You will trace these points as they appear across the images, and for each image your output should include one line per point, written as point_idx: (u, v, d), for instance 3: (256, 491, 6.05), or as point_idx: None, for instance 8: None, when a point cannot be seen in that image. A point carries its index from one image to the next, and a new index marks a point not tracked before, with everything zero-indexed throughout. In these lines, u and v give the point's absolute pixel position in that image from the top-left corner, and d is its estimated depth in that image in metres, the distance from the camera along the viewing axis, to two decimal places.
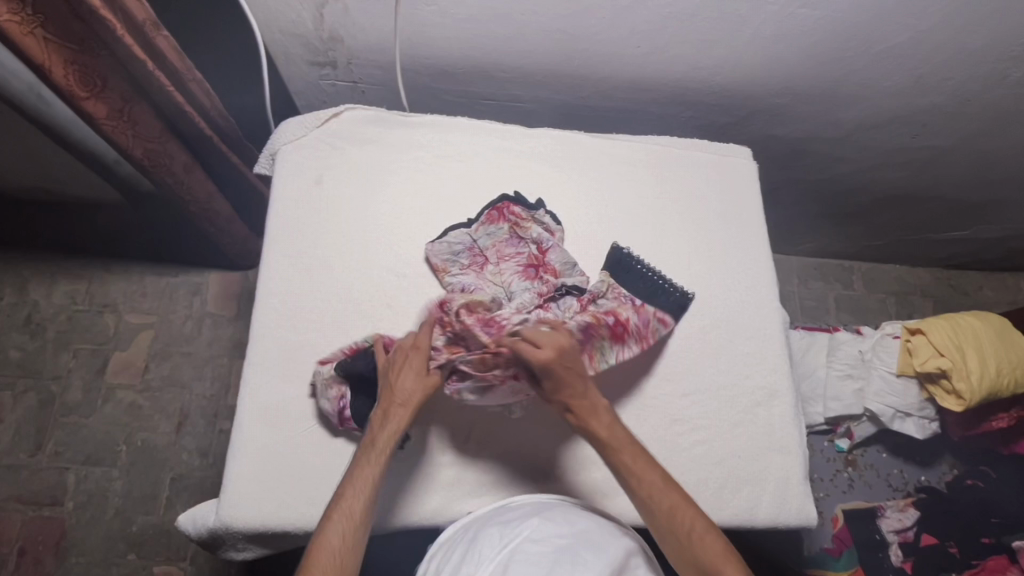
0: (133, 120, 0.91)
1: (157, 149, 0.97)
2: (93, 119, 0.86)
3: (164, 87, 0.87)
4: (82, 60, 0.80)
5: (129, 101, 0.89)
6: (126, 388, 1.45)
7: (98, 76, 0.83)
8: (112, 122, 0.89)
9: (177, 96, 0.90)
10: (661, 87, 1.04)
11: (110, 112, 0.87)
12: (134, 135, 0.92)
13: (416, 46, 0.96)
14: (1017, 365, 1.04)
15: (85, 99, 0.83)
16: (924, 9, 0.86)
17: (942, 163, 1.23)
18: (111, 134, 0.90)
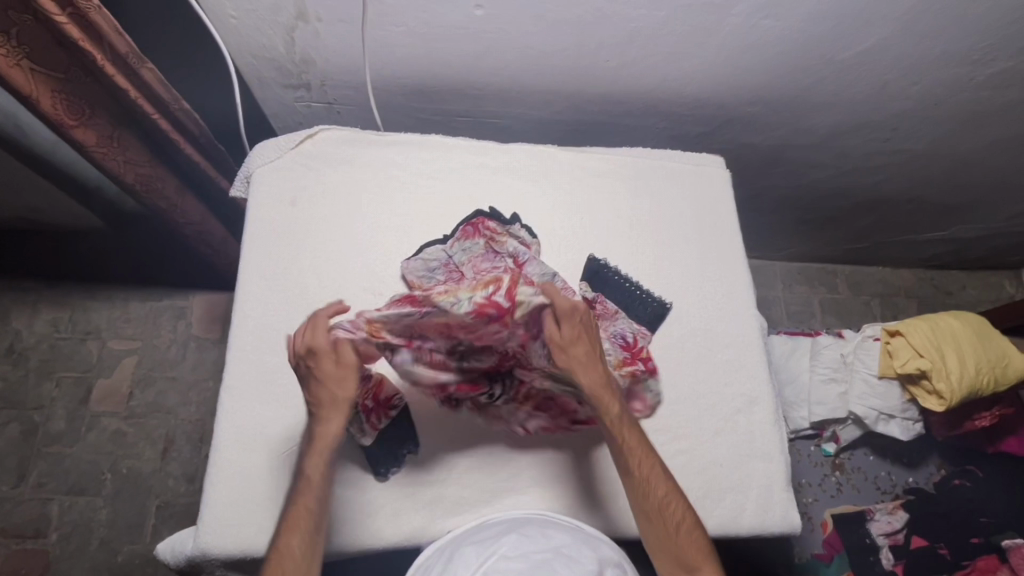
0: (122, 147, 0.91)
1: (147, 174, 0.97)
2: (82, 147, 0.86)
3: (149, 115, 0.88)
4: (68, 88, 0.79)
5: (116, 128, 0.89)
6: (111, 415, 1.44)
7: (85, 104, 0.82)
8: (102, 149, 0.88)
9: (163, 123, 0.90)
10: (633, 99, 1.05)
11: (99, 139, 0.87)
12: (125, 161, 0.92)
13: (388, 66, 0.97)
14: (996, 364, 1.05)
15: (73, 127, 0.82)
16: (885, 17, 0.87)
17: (916, 166, 1.25)
18: (101, 161, 0.90)
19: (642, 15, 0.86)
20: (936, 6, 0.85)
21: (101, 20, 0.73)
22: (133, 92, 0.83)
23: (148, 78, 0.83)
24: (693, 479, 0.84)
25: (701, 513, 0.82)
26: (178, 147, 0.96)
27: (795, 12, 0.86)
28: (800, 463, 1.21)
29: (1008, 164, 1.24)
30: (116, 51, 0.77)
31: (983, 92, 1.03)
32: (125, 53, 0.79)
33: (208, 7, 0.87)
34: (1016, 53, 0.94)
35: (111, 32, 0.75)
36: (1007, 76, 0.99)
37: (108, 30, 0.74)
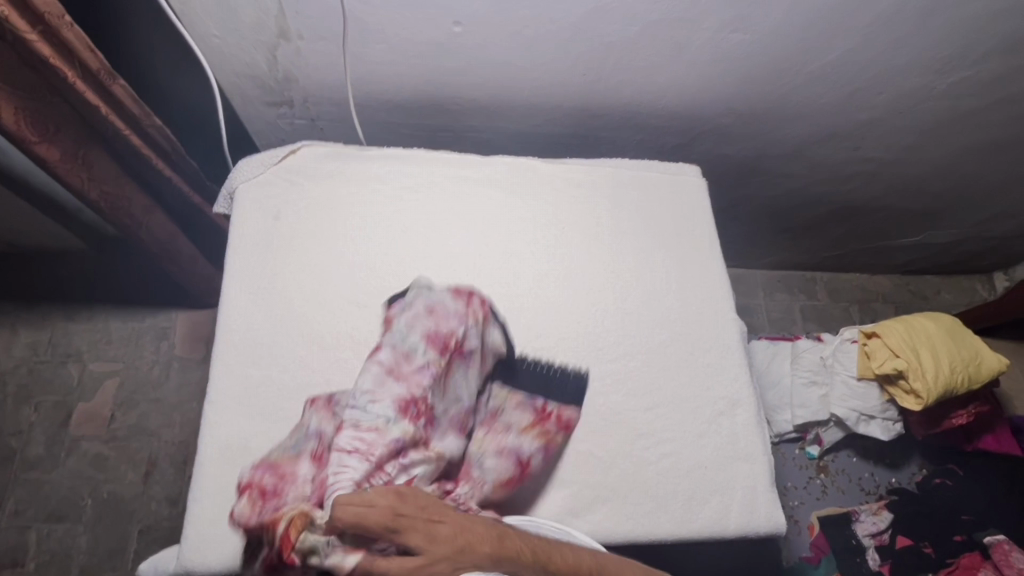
0: (88, 164, 0.91)
1: (113, 192, 0.97)
2: (44, 162, 0.85)
3: (120, 131, 0.89)
4: (34, 105, 0.79)
5: (83, 144, 0.89)
6: (91, 439, 1.41)
7: (50, 121, 0.83)
8: (66, 165, 0.88)
9: (134, 139, 0.91)
10: (609, 112, 1.08)
11: (63, 156, 0.87)
12: (89, 178, 0.92)
13: (370, 82, 0.99)
14: (970, 362, 1.07)
15: (37, 143, 0.82)
16: (848, 30, 0.91)
17: (884, 174, 1.29)
18: (64, 177, 0.89)
19: (616, 30, 0.89)
20: (895, 18, 0.89)
21: (75, 36, 0.74)
22: (103, 107, 0.84)
23: (120, 93, 0.84)
24: (678, 482, 0.85)
25: (687, 515, 0.83)
26: (149, 163, 0.97)
27: (761, 25, 0.90)
28: (785, 466, 1.23)
29: (972, 170, 1.29)
30: (87, 68, 0.78)
31: (945, 101, 1.07)
32: (97, 70, 0.80)
33: (191, 27, 0.88)
34: (973, 63, 0.98)
35: (82, 49, 0.76)
36: (967, 85, 1.03)
37: (79, 47, 0.76)
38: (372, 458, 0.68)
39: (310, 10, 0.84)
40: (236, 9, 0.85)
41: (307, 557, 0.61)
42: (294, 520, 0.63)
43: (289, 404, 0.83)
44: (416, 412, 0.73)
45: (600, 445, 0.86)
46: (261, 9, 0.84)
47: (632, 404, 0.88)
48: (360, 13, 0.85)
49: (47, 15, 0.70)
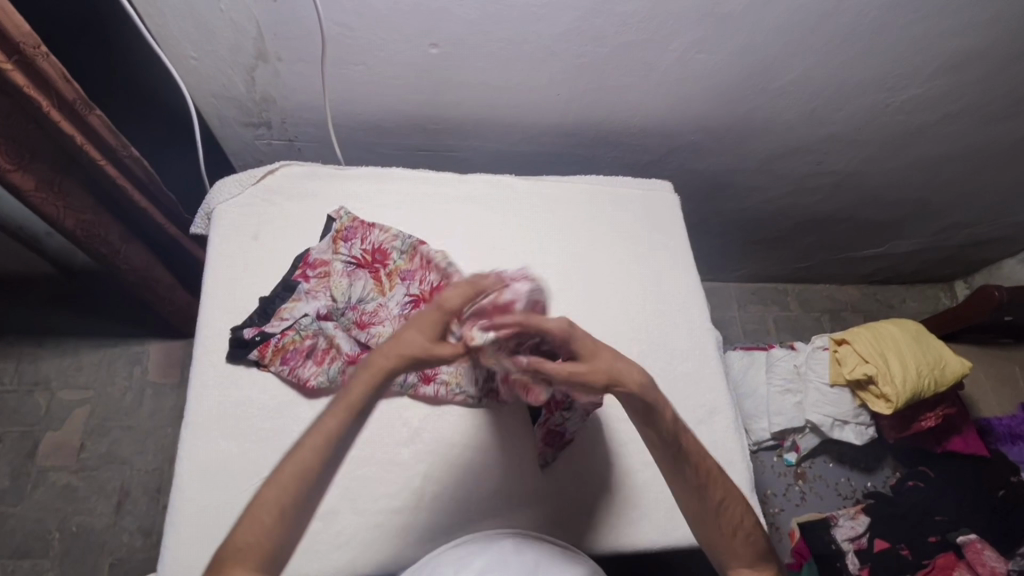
0: (63, 193, 0.90)
1: (90, 221, 0.96)
2: (17, 191, 0.85)
3: (95, 161, 0.88)
4: (9, 132, 0.79)
5: (56, 173, 0.88)
6: (60, 470, 1.37)
7: (25, 150, 0.82)
8: (41, 194, 0.87)
9: (109, 169, 0.91)
10: (584, 131, 1.11)
11: (39, 184, 0.86)
12: (64, 206, 0.91)
13: (349, 103, 1.00)
14: (935, 366, 1.11)
15: (13, 171, 0.82)
16: (806, 50, 0.96)
17: (847, 187, 1.34)
18: (39, 206, 0.89)
19: (587, 51, 0.92)
20: (849, 39, 0.94)
21: (52, 67, 0.74)
22: (79, 138, 0.84)
23: (95, 124, 0.85)
24: (661, 490, 0.86)
25: (669, 523, 0.84)
26: (123, 193, 0.96)
27: (725, 46, 0.94)
28: (765, 474, 1.25)
29: (929, 183, 1.35)
30: (62, 98, 0.78)
31: (900, 116, 1.13)
32: (74, 99, 0.80)
33: (169, 49, 0.89)
34: (924, 80, 1.04)
35: (58, 78, 0.76)
36: (920, 101, 1.09)
37: (56, 78, 0.76)
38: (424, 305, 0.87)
39: (288, 32, 0.86)
40: (215, 32, 0.86)
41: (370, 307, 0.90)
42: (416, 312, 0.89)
43: (268, 424, 0.83)
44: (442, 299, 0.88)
45: (584, 454, 0.87)
46: (239, 31, 0.86)
47: (613, 414, 0.90)
48: (338, 35, 0.86)
49: (22, 45, 0.70)
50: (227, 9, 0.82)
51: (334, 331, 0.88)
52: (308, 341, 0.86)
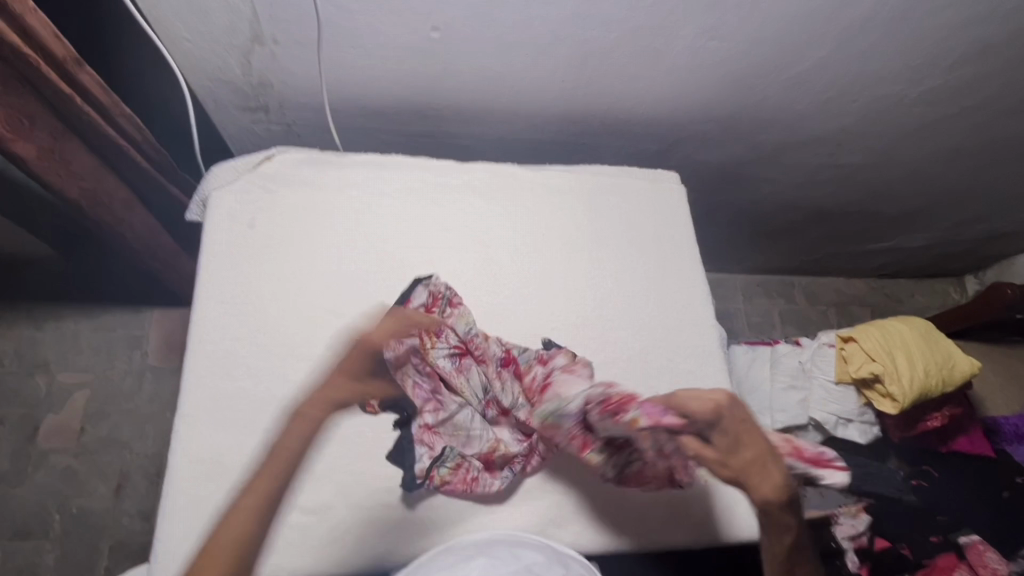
0: (65, 160, 0.89)
1: (92, 188, 0.95)
2: (23, 162, 0.83)
3: (94, 121, 0.88)
4: (7, 101, 0.78)
5: (58, 140, 0.87)
6: (60, 452, 1.37)
7: (23, 117, 0.80)
8: (44, 162, 0.86)
9: (107, 129, 0.91)
10: (589, 118, 1.08)
11: (41, 152, 0.85)
12: (66, 175, 0.90)
13: (348, 87, 0.97)
14: (943, 365, 1.09)
15: (14, 141, 0.80)
16: (822, 39, 0.92)
17: (860, 179, 1.31)
18: (42, 175, 0.87)
19: (595, 37, 0.89)
20: (867, 28, 0.90)
21: (40, 22, 0.74)
22: (75, 97, 0.84)
23: (88, 83, 0.85)
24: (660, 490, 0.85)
25: (668, 523, 0.83)
26: (126, 154, 0.96)
27: (738, 33, 0.90)
28: None
29: (943, 177, 1.32)
30: (55, 58, 0.78)
31: (917, 108, 1.09)
32: (64, 58, 0.79)
33: (161, 30, 0.86)
34: (944, 72, 1.00)
35: (47, 35, 0.76)
36: (938, 93, 1.05)
37: (44, 33, 0.75)
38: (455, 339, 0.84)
39: (285, 14, 0.83)
40: (208, 13, 0.83)
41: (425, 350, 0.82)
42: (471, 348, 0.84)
43: (262, 416, 0.81)
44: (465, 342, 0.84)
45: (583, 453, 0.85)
46: (234, 13, 0.83)
47: None
48: (336, 18, 0.83)
49: (12, 0, 0.70)
50: None
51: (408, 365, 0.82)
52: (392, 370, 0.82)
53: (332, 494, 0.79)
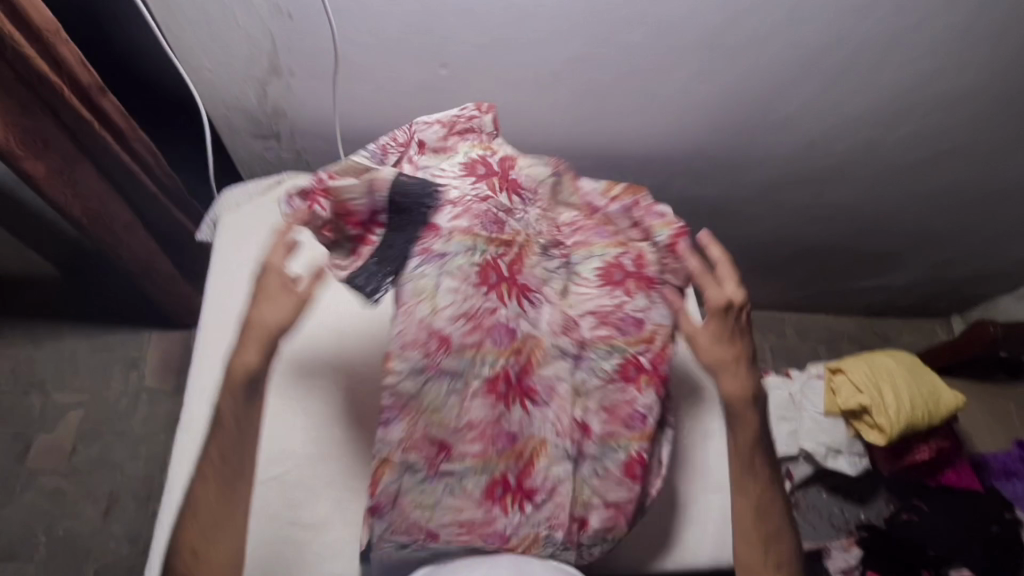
0: (73, 180, 0.93)
1: (96, 209, 0.99)
2: (28, 177, 0.87)
3: (109, 146, 0.92)
4: (25, 122, 0.82)
5: (70, 161, 0.91)
6: (50, 473, 1.36)
7: (39, 138, 0.85)
8: (50, 179, 0.90)
9: (121, 154, 0.95)
10: (587, 153, 1.13)
11: (50, 172, 0.89)
12: (72, 195, 0.94)
13: (357, 118, 1.02)
14: (929, 398, 1.12)
15: (25, 160, 0.85)
16: (804, 83, 0.98)
17: (846, 217, 1.36)
18: (48, 193, 0.91)
19: (593, 77, 0.95)
20: (846, 75, 0.97)
21: (71, 51, 0.80)
22: (94, 121, 0.88)
23: (109, 108, 0.90)
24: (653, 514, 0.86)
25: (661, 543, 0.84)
26: (135, 178, 1.00)
27: (725, 76, 0.96)
28: None
29: (926, 217, 1.37)
30: (79, 84, 0.83)
31: (897, 151, 1.15)
32: (88, 85, 0.85)
33: (184, 61, 0.91)
34: (920, 117, 1.06)
35: (75, 62, 0.81)
36: (916, 137, 1.11)
37: (72, 62, 0.81)
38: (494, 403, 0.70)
39: (301, 48, 0.88)
40: (230, 45, 0.88)
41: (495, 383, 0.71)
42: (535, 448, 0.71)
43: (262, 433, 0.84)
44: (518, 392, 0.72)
45: None
46: (254, 46, 0.88)
47: None
48: (351, 53, 0.89)
49: (44, 30, 0.75)
50: (244, 24, 0.85)
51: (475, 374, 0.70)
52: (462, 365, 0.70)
53: (334, 507, 0.80)
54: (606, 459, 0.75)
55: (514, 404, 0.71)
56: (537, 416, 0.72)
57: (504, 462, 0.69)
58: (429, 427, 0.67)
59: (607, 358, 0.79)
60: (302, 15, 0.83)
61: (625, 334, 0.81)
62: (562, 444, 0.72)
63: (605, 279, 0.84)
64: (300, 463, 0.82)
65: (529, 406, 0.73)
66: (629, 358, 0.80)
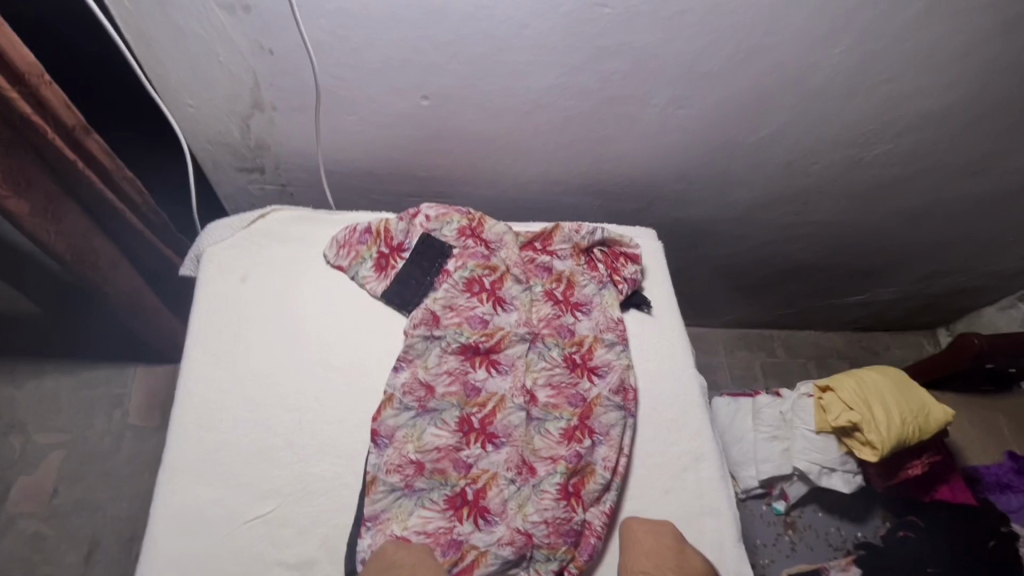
0: (57, 218, 0.91)
1: (81, 246, 0.97)
2: (13, 217, 0.85)
3: (95, 185, 0.93)
4: (9, 160, 0.81)
5: (54, 200, 0.90)
6: (30, 517, 1.32)
7: (23, 176, 0.84)
8: (35, 220, 0.88)
9: (107, 193, 0.96)
10: (571, 179, 1.14)
11: (33, 211, 0.87)
12: (56, 232, 0.92)
13: (342, 150, 1.03)
14: (918, 413, 1.12)
15: (8, 198, 0.82)
16: (779, 106, 1.01)
17: (828, 235, 1.38)
18: (32, 232, 0.89)
19: (572, 105, 0.96)
20: (820, 98, 0.99)
21: (55, 94, 0.80)
22: (79, 162, 0.89)
23: (93, 148, 0.91)
24: None
25: None
26: (122, 217, 1.01)
27: (702, 102, 0.98)
28: (753, 523, 1.23)
29: (905, 233, 1.39)
30: (63, 125, 0.84)
31: (875, 169, 1.17)
32: (73, 126, 0.85)
33: (166, 97, 0.92)
34: (894, 136, 1.09)
35: (59, 105, 0.82)
36: (891, 155, 1.13)
37: (56, 104, 0.81)
38: (458, 446, 0.84)
39: (283, 83, 0.89)
40: (213, 81, 0.89)
41: (460, 422, 0.86)
42: (488, 479, 0.83)
43: (248, 470, 0.81)
44: (478, 429, 0.86)
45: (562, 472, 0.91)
46: (236, 81, 0.89)
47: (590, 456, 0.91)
48: (333, 87, 0.90)
49: (29, 74, 0.76)
50: (226, 61, 0.86)
51: (448, 412, 0.86)
52: (435, 403, 0.86)
53: (323, 545, 0.78)
54: (543, 483, 0.83)
55: (475, 443, 0.85)
56: (493, 455, 0.85)
57: (462, 479, 0.82)
58: (410, 450, 0.82)
59: (555, 422, 0.89)
60: (283, 50, 0.84)
61: (574, 406, 0.90)
62: (509, 476, 0.83)
63: (568, 363, 0.94)
64: (283, 501, 0.80)
65: (489, 437, 0.86)
66: (574, 425, 0.88)
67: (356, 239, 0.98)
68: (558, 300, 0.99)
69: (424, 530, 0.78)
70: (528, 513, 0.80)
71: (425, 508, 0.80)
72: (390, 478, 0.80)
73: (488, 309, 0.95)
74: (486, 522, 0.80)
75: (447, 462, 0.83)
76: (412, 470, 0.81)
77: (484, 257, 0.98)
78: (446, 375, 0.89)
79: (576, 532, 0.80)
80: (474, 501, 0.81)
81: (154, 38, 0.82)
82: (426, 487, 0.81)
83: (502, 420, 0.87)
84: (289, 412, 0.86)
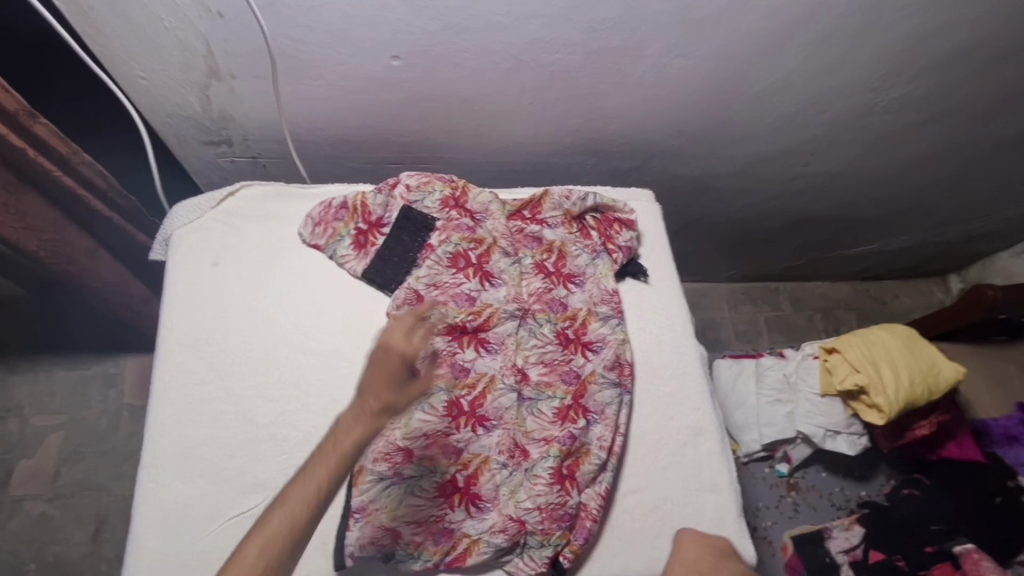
0: (21, 213, 0.88)
1: (52, 240, 0.93)
2: None
3: (51, 172, 0.86)
4: None
5: (14, 193, 0.86)
6: (34, 498, 1.33)
7: None
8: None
9: (66, 180, 0.89)
10: (562, 138, 1.06)
11: None
12: (24, 229, 0.89)
13: (311, 118, 0.95)
14: (928, 374, 1.07)
15: None
16: (786, 52, 0.92)
17: (838, 186, 1.30)
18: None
19: (559, 59, 0.88)
20: (831, 42, 0.90)
21: None
22: (30, 150, 0.82)
23: (44, 134, 0.83)
24: (645, 520, 0.82)
25: (656, 552, 0.80)
26: (87, 206, 0.95)
27: (701, 51, 0.90)
28: (755, 487, 1.23)
29: (919, 180, 1.31)
30: (4, 110, 0.77)
31: (889, 115, 1.09)
32: (16, 111, 0.78)
33: (115, 69, 0.85)
34: (912, 79, 1.00)
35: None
36: (908, 100, 1.04)
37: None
38: (448, 431, 0.81)
39: (238, 49, 0.81)
40: (162, 50, 0.81)
41: (450, 406, 0.82)
42: (479, 465, 0.80)
43: (231, 464, 0.79)
44: (468, 413, 0.83)
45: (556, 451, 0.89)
46: (186, 50, 0.81)
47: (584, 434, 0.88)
48: (293, 50, 0.82)
49: None
50: (172, 27, 0.78)
51: (436, 396, 0.83)
52: None
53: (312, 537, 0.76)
54: (536, 468, 0.80)
55: (465, 427, 0.82)
56: (484, 439, 0.82)
57: (452, 466, 0.79)
58: (398, 437, 0.78)
59: (549, 402, 0.85)
60: (232, 12, 0.76)
61: (568, 384, 0.87)
62: (501, 460, 0.81)
63: (560, 339, 0.89)
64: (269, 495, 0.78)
65: (479, 421, 0.83)
66: (569, 404, 0.85)
67: (332, 216, 0.92)
68: (549, 273, 0.93)
69: (415, 519, 0.76)
70: (521, 500, 0.78)
71: (415, 496, 0.77)
72: (378, 467, 0.77)
73: (475, 286, 0.90)
74: (478, 509, 0.78)
75: (436, 448, 0.79)
76: (400, 457, 0.78)
77: (469, 229, 0.92)
78: (433, 358, 0.85)
79: (571, 515, 0.78)
80: (466, 487, 0.79)
81: (90, 5, 0.74)
82: (416, 475, 0.78)
83: (493, 402, 0.83)
84: (272, 403, 0.83)
